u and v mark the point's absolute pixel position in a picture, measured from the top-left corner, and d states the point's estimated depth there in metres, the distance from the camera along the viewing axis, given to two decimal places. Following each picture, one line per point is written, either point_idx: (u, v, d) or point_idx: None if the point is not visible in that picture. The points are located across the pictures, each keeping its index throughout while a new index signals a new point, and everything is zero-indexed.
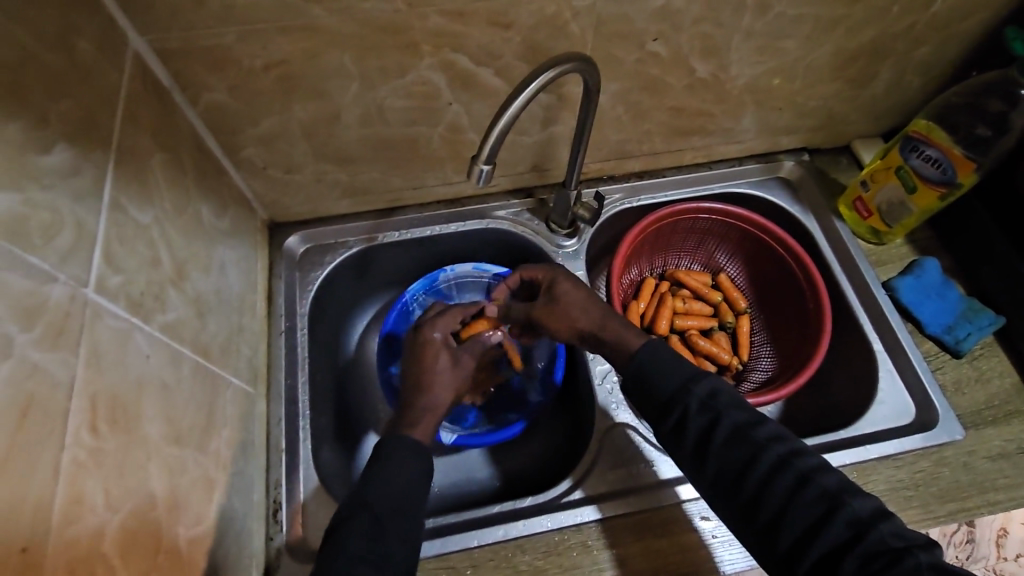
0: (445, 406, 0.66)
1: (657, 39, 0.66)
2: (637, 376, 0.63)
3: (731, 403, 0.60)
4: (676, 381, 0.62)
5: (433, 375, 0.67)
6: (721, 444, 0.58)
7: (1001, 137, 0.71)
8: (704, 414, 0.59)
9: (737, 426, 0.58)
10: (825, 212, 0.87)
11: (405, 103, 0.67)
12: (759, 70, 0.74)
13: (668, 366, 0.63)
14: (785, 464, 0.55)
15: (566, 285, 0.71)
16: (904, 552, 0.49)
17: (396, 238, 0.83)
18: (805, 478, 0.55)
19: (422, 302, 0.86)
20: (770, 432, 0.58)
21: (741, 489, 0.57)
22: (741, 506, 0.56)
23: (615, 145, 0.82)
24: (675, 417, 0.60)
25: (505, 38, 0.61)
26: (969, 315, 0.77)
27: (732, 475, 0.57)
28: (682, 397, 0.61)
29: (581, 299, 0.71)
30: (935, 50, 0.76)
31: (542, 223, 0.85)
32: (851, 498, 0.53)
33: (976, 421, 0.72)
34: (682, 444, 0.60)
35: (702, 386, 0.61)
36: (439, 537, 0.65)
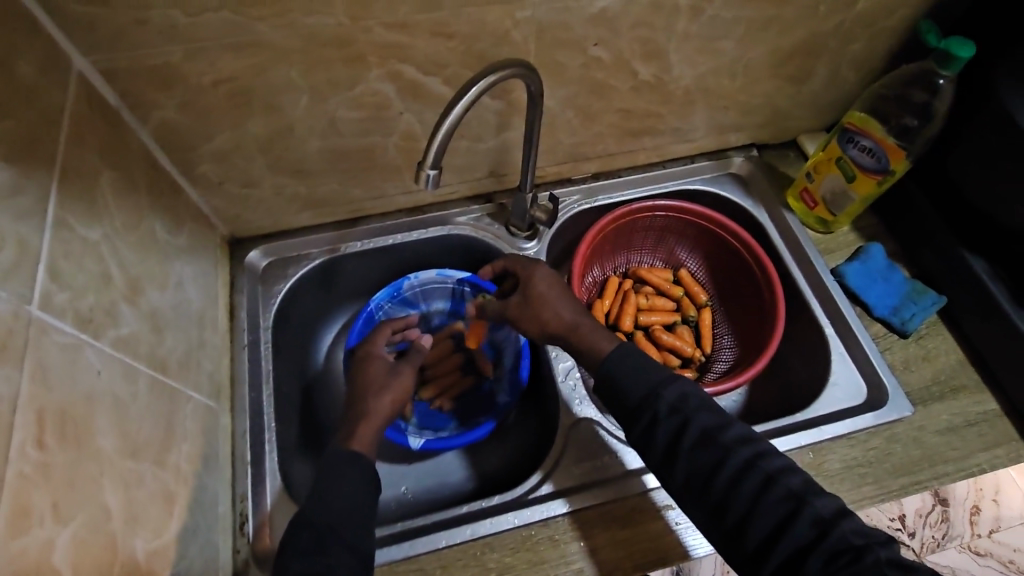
0: (384, 411, 0.68)
1: (598, 44, 0.68)
2: (604, 381, 0.65)
3: (699, 405, 0.61)
4: (643, 387, 0.63)
5: (373, 385, 0.70)
6: (690, 448, 0.59)
7: (927, 126, 0.75)
8: (674, 417, 0.61)
9: (705, 430, 0.59)
10: (775, 206, 0.91)
11: (356, 115, 0.68)
12: (701, 70, 0.77)
13: (628, 368, 0.65)
14: (750, 465, 0.57)
15: (542, 284, 0.74)
16: (866, 548, 0.51)
17: (358, 247, 0.84)
18: (771, 478, 0.56)
19: (388, 310, 0.89)
20: (736, 435, 0.60)
21: (708, 490, 0.58)
22: (709, 508, 0.58)
23: (569, 148, 0.84)
24: (644, 422, 0.62)
25: (449, 48, 0.63)
26: (914, 297, 0.80)
27: (701, 479, 0.58)
28: (649, 401, 0.62)
29: (552, 296, 0.73)
30: (865, 46, 0.80)
31: (502, 227, 0.87)
32: (814, 499, 0.55)
33: (924, 397, 0.75)
34: (651, 447, 0.61)
35: (671, 389, 0.62)
36: (407, 541, 0.66)
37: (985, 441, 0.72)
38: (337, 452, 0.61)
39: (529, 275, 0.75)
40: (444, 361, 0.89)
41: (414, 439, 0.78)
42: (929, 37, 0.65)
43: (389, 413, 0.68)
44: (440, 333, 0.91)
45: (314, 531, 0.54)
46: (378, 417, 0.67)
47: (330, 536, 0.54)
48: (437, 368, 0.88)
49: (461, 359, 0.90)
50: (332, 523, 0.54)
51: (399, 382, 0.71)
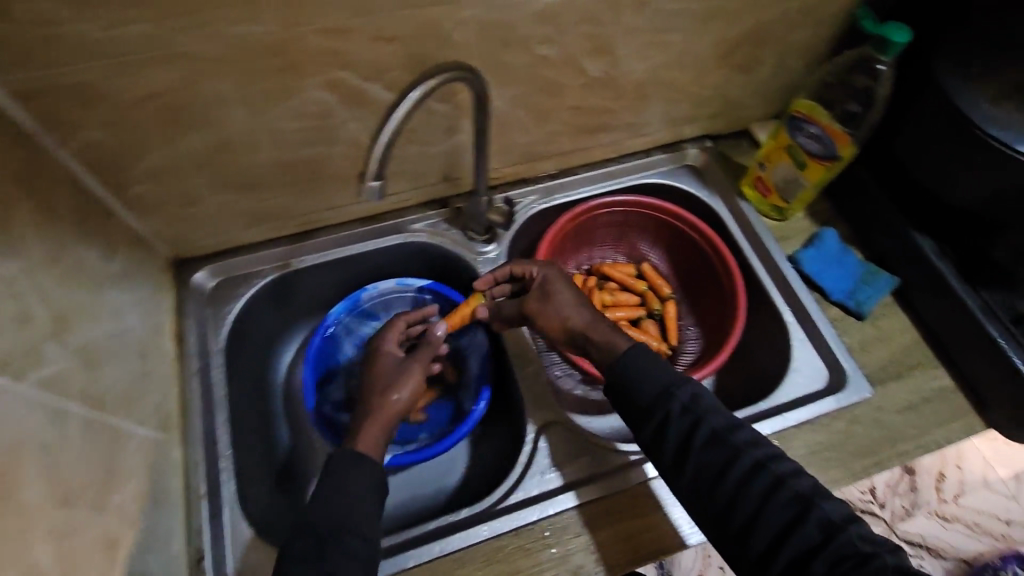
0: (396, 409, 0.67)
1: (544, 43, 0.66)
2: (619, 381, 0.65)
3: (712, 406, 0.62)
4: (656, 386, 0.63)
5: (387, 380, 0.70)
6: (700, 448, 0.60)
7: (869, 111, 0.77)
8: (686, 417, 0.61)
9: (715, 430, 0.60)
10: (731, 195, 0.91)
11: (297, 125, 0.65)
12: (650, 65, 0.76)
13: (644, 368, 0.65)
14: (760, 467, 0.58)
15: (561, 284, 0.73)
16: (873, 555, 0.51)
17: (312, 261, 0.82)
18: (780, 480, 0.57)
19: (347, 324, 0.86)
20: (747, 437, 0.60)
21: (717, 491, 0.58)
22: (717, 510, 0.58)
23: (523, 148, 0.82)
24: (657, 421, 0.62)
25: (389, 53, 0.60)
26: (867, 279, 0.82)
27: (708, 480, 0.59)
28: (664, 400, 0.62)
29: (572, 298, 0.73)
30: (810, 33, 0.81)
31: (460, 231, 0.85)
32: (822, 501, 0.55)
33: (882, 377, 0.77)
34: (662, 448, 0.61)
35: (685, 389, 0.63)
36: (392, 557, 0.64)
37: (939, 417, 0.74)
38: (342, 453, 0.61)
39: (548, 275, 0.74)
40: None
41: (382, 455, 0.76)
42: (864, 22, 0.66)
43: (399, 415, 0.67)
44: None
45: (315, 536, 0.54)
46: (390, 416, 0.67)
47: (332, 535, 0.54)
48: None
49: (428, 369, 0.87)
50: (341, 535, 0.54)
51: (412, 378, 0.70)
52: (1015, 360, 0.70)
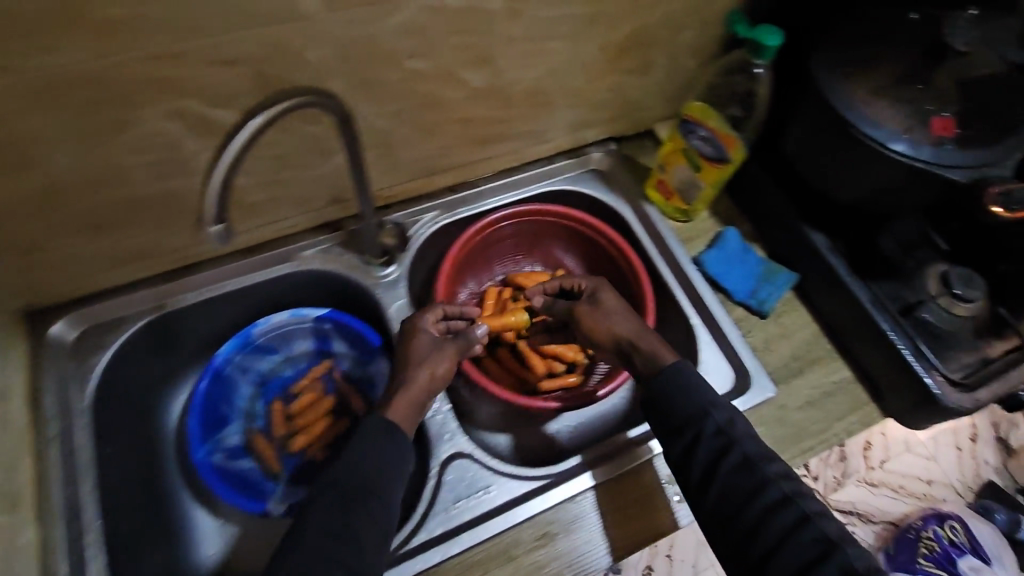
0: (422, 384, 0.66)
1: (414, 57, 0.61)
2: (653, 394, 0.68)
3: (745, 433, 0.65)
4: (692, 405, 0.66)
5: (417, 355, 0.68)
6: (729, 471, 0.63)
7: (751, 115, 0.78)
8: (719, 440, 0.64)
9: (747, 455, 0.63)
10: (636, 198, 0.90)
11: (141, 160, 0.59)
12: (537, 73, 0.72)
13: (681, 388, 0.67)
14: (786, 500, 0.60)
15: (609, 294, 0.77)
16: None
17: (191, 300, 0.75)
18: (807, 517, 0.59)
19: (241, 361, 0.82)
20: (777, 469, 0.63)
21: (741, 515, 0.61)
22: (737, 534, 0.60)
23: (415, 164, 0.77)
24: (688, 437, 0.65)
25: (236, 76, 0.54)
26: (768, 278, 0.82)
27: (733, 505, 0.62)
28: (696, 420, 0.65)
29: (622, 309, 0.76)
30: (699, 33, 0.79)
31: (355, 255, 0.80)
32: (847, 546, 0.58)
33: (785, 375, 0.78)
34: (690, 468, 0.64)
35: (721, 412, 0.65)
36: (410, 559, 0.64)
37: (841, 409, 0.76)
38: (374, 420, 0.63)
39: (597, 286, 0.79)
40: (314, 406, 0.82)
41: None
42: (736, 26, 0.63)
43: (427, 390, 0.67)
44: (305, 377, 0.84)
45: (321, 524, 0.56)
46: (417, 391, 0.66)
47: (357, 498, 0.58)
48: (306, 415, 0.82)
49: (334, 403, 0.83)
50: (354, 530, 0.57)
51: (444, 357, 0.69)
52: (903, 350, 0.72)
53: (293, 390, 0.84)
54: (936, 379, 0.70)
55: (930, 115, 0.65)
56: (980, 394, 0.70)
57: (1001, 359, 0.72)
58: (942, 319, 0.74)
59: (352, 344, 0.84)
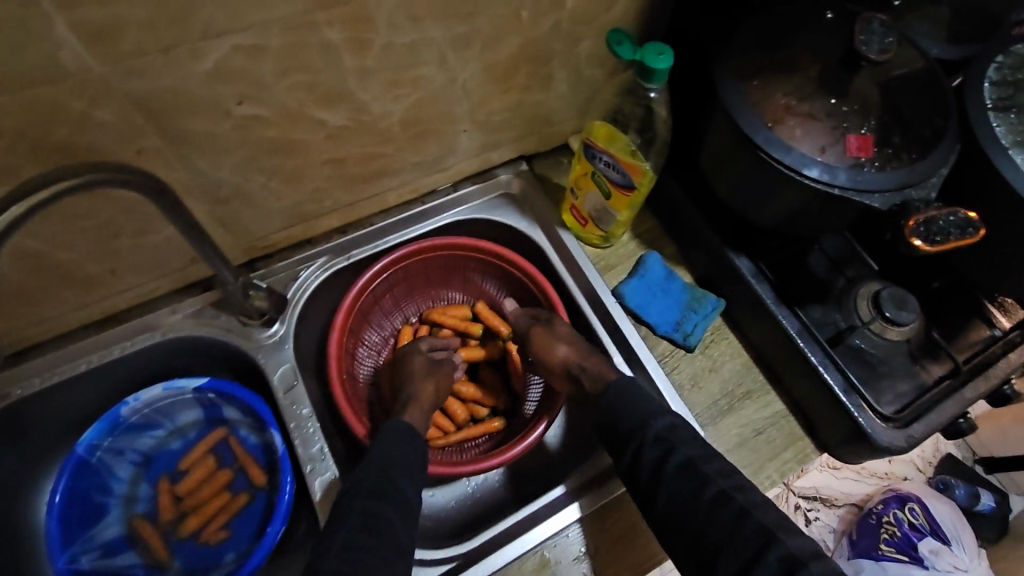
0: (429, 397, 0.72)
1: (243, 102, 0.53)
2: (604, 415, 0.65)
3: (687, 436, 0.62)
4: (636, 416, 0.63)
5: (422, 371, 0.74)
6: (671, 475, 0.59)
7: (656, 136, 0.71)
8: (658, 445, 0.61)
9: (689, 458, 0.60)
10: (551, 224, 0.81)
11: None
12: (408, 103, 0.64)
13: (633, 400, 0.64)
14: (725, 497, 0.56)
15: (563, 323, 0.74)
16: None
17: (36, 387, 0.66)
18: (746, 511, 0.55)
19: (112, 444, 0.73)
20: (717, 467, 0.59)
21: (685, 512, 0.57)
22: (683, 536, 0.57)
23: (286, 212, 0.69)
24: (631, 449, 0.62)
25: (8, 147, 0.45)
26: (693, 306, 0.76)
27: (677, 508, 0.58)
28: (638, 431, 0.62)
29: (572, 336, 0.73)
30: (597, 42, 0.71)
31: (231, 317, 0.71)
32: (784, 537, 0.53)
33: (713, 415, 0.72)
34: (637, 477, 0.61)
35: (662, 419, 0.63)
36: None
37: (773, 447, 0.70)
38: (397, 424, 0.65)
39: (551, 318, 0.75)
40: (206, 484, 0.74)
41: None
42: (618, 49, 0.58)
43: (433, 401, 0.73)
44: (194, 449, 0.75)
45: (362, 511, 0.56)
46: (427, 401, 0.72)
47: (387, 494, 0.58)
48: (197, 495, 0.73)
49: (230, 475, 0.74)
50: (390, 518, 0.56)
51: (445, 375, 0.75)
52: (831, 384, 0.66)
53: (180, 466, 0.74)
54: (868, 417, 0.65)
55: (847, 133, 0.59)
56: (913, 429, 0.64)
57: (936, 385, 0.67)
58: (874, 345, 0.69)
59: (243, 409, 0.74)
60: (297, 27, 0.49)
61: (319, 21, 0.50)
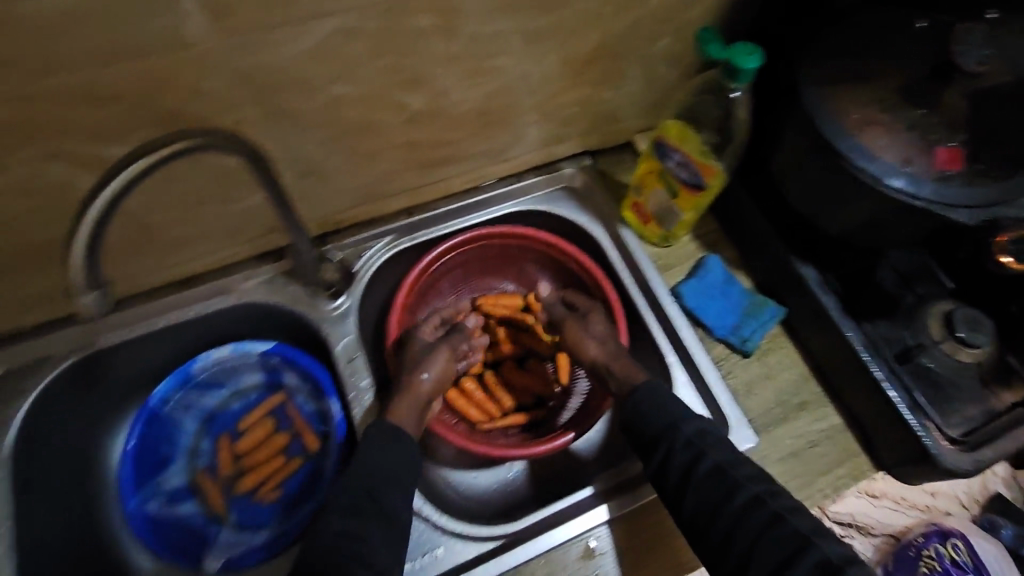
0: (421, 387, 0.70)
1: (335, 82, 0.55)
2: (631, 416, 0.65)
3: (717, 442, 0.61)
4: (666, 419, 0.63)
5: (410, 362, 0.72)
6: (702, 479, 0.58)
7: (732, 139, 0.70)
8: (688, 450, 0.60)
9: (718, 463, 0.59)
10: (611, 221, 0.82)
11: (35, 204, 0.53)
12: (485, 92, 0.66)
13: (666, 402, 0.64)
14: (759, 501, 0.56)
15: (598, 321, 0.75)
16: None
17: (121, 337, 0.69)
18: (779, 515, 0.54)
19: (183, 398, 0.77)
20: (747, 471, 0.58)
21: (717, 517, 0.56)
22: (714, 544, 0.56)
23: (358, 190, 0.72)
24: (660, 453, 0.61)
25: (124, 113, 0.49)
26: (752, 312, 0.75)
27: (706, 514, 0.57)
28: (668, 434, 0.62)
29: (607, 333, 0.74)
30: (675, 41, 0.71)
31: (299, 287, 0.74)
32: (822, 541, 0.52)
33: (767, 423, 0.71)
34: (666, 480, 0.60)
35: (691, 423, 0.62)
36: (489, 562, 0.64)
37: (826, 462, 0.69)
38: (379, 427, 0.65)
39: (589, 311, 0.76)
40: (264, 445, 0.77)
41: (212, 562, 0.71)
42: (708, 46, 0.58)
43: (432, 391, 0.71)
44: (254, 411, 0.78)
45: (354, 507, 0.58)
46: (416, 395, 0.69)
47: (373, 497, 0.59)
48: (256, 454, 0.76)
49: (286, 439, 0.77)
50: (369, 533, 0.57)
51: (438, 360, 0.73)
52: (896, 401, 0.65)
53: (240, 427, 0.78)
54: (934, 438, 0.63)
55: (935, 145, 0.58)
56: (981, 454, 0.62)
57: (1006, 413, 0.65)
58: (943, 366, 0.67)
59: (304, 376, 0.78)
60: (394, 12, 0.51)
61: (415, 6, 0.51)
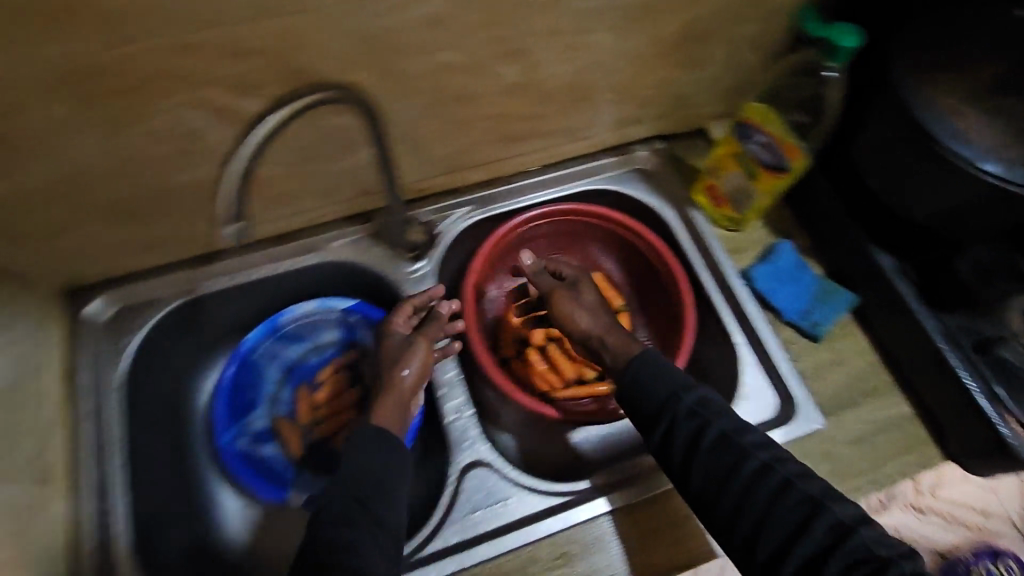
0: (406, 384, 0.68)
1: (443, 49, 0.58)
2: (628, 389, 0.64)
3: (720, 410, 0.61)
4: (665, 391, 0.62)
5: (392, 358, 0.70)
6: (707, 450, 0.58)
7: (820, 122, 0.73)
8: (692, 420, 0.60)
9: (726, 432, 0.59)
10: (682, 203, 0.83)
11: (167, 149, 0.58)
12: (576, 67, 0.68)
13: (662, 374, 0.63)
14: (769, 468, 0.56)
15: (590, 290, 0.75)
16: (889, 561, 0.49)
17: (222, 284, 0.75)
18: (790, 481, 0.55)
19: (269, 348, 0.81)
20: (755, 439, 0.59)
21: (727, 490, 0.56)
22: (723, 518, 0.56)
23: (445, 159, 0.75)
24: (662, 428, 0.61)
25: (258, 67, 0.53)
26: (823, 297, 0.75)
27: (718, 483, 0.57)
28: (671, 406, 0.61)
29: (597, 303, 0.74)
30: (763, 26, 0.72)
31: (384, 249, 0.79)
32: (832, 504, 0.54)
33: (835, 407, 0.71)
34: (670, 457, 0.60)
35: (694, 392, 0.61)
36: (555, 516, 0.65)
37: (893, 448, 0.69)
38: (365, 429, 0.63)
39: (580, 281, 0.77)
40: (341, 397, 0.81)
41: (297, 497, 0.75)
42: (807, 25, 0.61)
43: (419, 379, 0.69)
44: (331, 367, 0.82)
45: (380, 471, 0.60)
46: (400, 393, 0.68)
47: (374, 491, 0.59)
48: (334, 404, 0.80)
49: (360, 394, 0.81)
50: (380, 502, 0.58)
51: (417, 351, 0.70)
52: (972, 389, 0.65)
53: (318, 380, 0.82)
54: (1012, 428, 0.63)
55: None
56: None
57: None
58: None
59: None
60: None
61: None
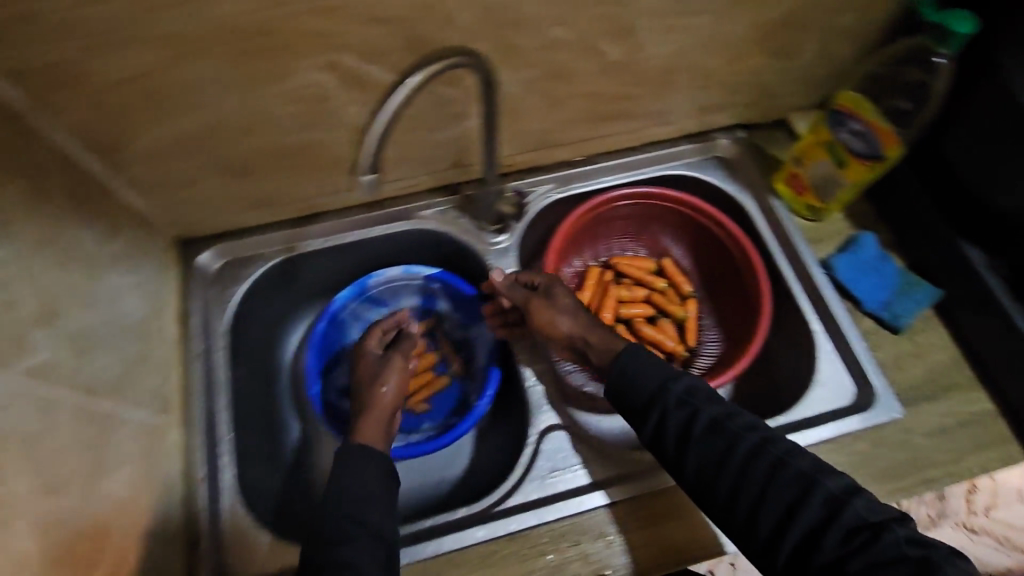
0: (388, 400, 0.70)
1: (556, 24, 0.62)
2: (615, 381, 0.63)
3: (708, 398, 0.61)
4: (656, 381, 0.62)
5: (369, 377, 0.73)
6: (700, 435, 0.58)
7: (923, 108, 0.73)
8: (682, 408, 0.60)
9: (716, 418, 0.59)
10: (762, 192, 0.84)
11: (292, 109, 0.63)
12: (674, 49, 0.70)
13: (648, 366, 0.63)
14: (763, 449, 0.56)
15: (564, 294, 0.72)
16: (883, 526, 0.50)
17: (318, 245, 0.79)
18: (782, 461, 0.55)
19: (354, 309, 0.85)
20: (747, 422, 0.59)
21: (723, 475, 0.56)
22: (720, 504, 0.56)
23: (536, 135, 0.78)
24: (653, 419, 0.60)
25: (388, 34, 0.57)
26: (904, 290, 0.75)
27: (714, 467, 0.57)
28: (660, 396, 0.61)
29: (573, 307, 0.71)
30: (862, 16, 0.73)
31: (469, 220, 0.82)
32: (825, 478, 0.54)
33: (914, 398, 0.71)
34: (664, 444, 0.60)
35: (681, 382, 0.62)
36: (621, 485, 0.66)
37: (974, 443, 0.68)
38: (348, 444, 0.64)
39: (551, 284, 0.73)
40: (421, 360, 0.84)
41: None
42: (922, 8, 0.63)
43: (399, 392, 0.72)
44: None
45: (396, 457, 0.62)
46: (384, 407, 0.70)
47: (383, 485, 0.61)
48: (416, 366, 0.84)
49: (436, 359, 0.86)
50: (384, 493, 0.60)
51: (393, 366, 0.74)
52: None
53: None
54: None
55: None
56: None
57: None
58: None
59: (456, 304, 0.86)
60: None
61: None
